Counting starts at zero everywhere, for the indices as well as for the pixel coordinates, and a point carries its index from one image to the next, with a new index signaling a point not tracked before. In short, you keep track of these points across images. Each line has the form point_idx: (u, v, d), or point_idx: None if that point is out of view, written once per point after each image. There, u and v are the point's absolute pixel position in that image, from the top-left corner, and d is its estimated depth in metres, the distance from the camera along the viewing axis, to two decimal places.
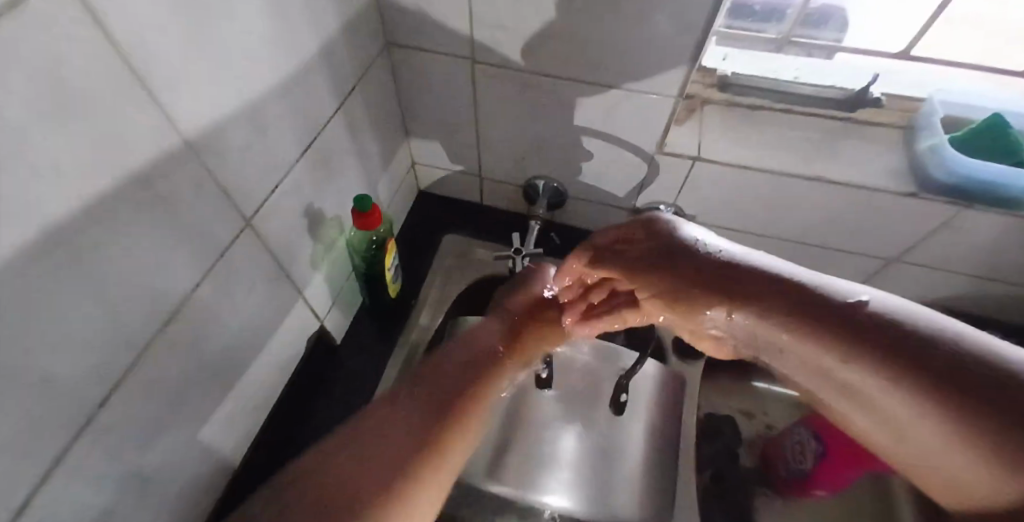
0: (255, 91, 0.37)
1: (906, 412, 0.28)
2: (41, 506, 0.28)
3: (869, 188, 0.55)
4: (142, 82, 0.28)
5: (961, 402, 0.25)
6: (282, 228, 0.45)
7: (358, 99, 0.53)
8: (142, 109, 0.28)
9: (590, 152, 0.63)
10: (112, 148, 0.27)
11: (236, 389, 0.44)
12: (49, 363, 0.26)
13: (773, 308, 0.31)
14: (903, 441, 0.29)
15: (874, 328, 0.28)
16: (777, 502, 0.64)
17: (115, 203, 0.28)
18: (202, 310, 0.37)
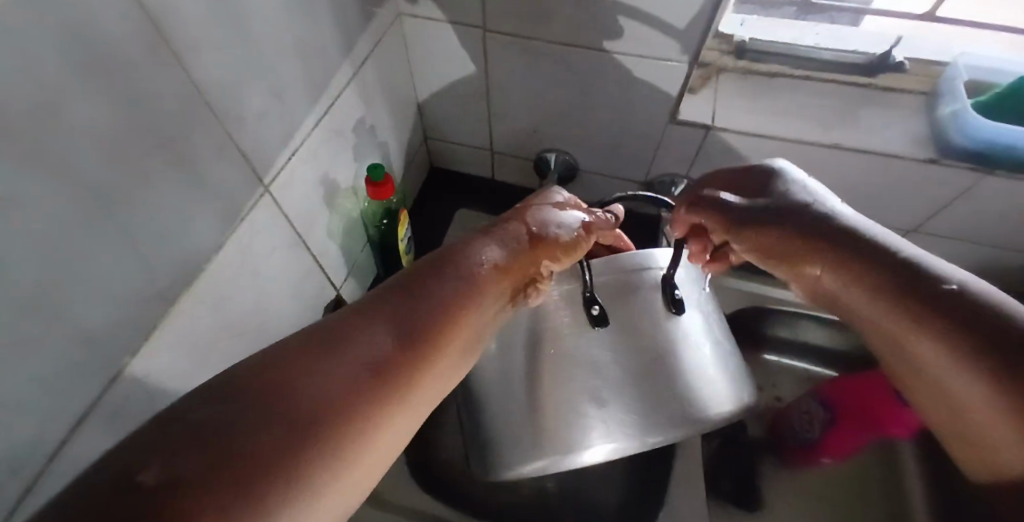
0: (272, 57, 0.38)
1: (955, 385, 0.27)
2: (81, 445, 0.30)
3: (887, 155, 0.54)
4: (165, 44, 0.29)
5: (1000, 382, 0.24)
6: (300, 196, 0.46)
7: (371, 69, 0.54)
8: (165, 70, 0.29)
9: (602, 122, 0.62)
10: (138, 108, 0.28)
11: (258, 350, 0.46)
12: (87, 312, 0.28)
13: (854, 268, 0.31)
14: (948, 411, 0.29)
15: (944, 304, 0.27)
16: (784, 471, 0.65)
17: (142, 162, 0.29)
18: (224, 271, 0.39)
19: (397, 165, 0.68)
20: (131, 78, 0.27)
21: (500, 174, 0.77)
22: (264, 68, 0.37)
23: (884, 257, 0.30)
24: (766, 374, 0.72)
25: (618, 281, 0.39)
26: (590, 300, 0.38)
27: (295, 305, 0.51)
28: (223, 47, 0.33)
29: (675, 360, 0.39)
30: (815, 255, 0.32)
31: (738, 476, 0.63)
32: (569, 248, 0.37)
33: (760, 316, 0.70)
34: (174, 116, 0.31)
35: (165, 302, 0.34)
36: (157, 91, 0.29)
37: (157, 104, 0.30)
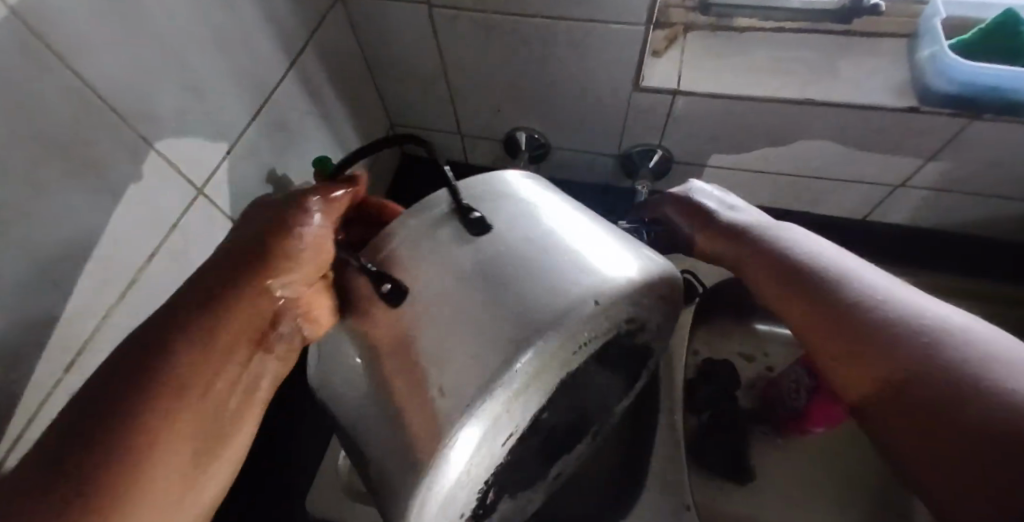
0: (185, 54, 0.36)
1: (897, 362, 0.29)
2: None
3: (860, 107, 0.51)
4: (51, 49, 0.27)
5: (948, 367, 0.28)
6: (236, 195, 0.46)
7: (312, 57, 0.51)
8: (54, 77, 0.28)
9: (562, 96, 0.59)
10: (26, 119, 0.27)
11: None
12: None
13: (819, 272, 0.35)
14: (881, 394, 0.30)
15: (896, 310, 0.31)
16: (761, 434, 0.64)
17: (44, 174, 0.29)
18: (159, 277, 0.39)
19: (358, 156, 0.66)
20: (16, 90, 0.26)
21: (472, 157, 0.75)
22: (177, 65, 0.36)
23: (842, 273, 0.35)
24: (756, 343, 0.70)
25: (410, 230, 0.30)
26: (378, 272, 0.29)
27: None
28: (125, 47, 0.32)
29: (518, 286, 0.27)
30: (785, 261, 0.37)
31: (730, 449, 0.61)
32: (297, 257, 0.30)
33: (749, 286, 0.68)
34: (76, 123, 0.30)
35: (95, 318, 0.35)
36: (45, 102, 0.28)
37: (53, 114, 0.28)
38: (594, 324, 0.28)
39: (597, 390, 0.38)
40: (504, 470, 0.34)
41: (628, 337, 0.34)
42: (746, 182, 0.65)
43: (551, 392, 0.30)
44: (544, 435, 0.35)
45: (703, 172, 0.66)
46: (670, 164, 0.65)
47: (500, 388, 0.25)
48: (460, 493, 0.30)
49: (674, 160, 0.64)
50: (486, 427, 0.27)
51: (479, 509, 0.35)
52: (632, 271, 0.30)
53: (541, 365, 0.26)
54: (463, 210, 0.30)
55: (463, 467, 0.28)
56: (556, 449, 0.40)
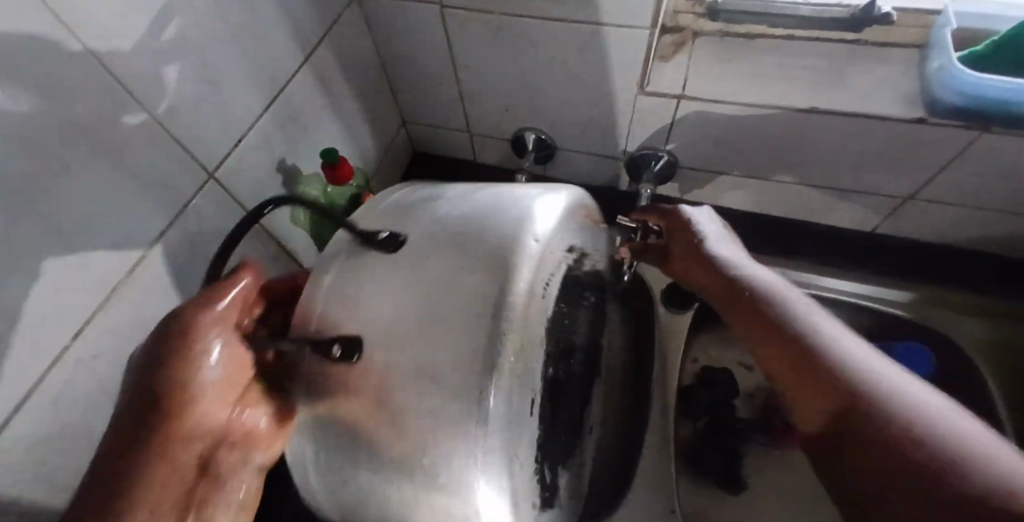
0: (201, 44, 0.39)
1: (854, 398, 0.27)
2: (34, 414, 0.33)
3: (863, 116, 0.51)
4: (73, 34, 0.29)
5: (904, 413, 0.25)
6: (247, 182, 0.48)
7: (325, 53, 0.53)
8: (76, 59, 0.30)
9: (569, 98, 0.60)
10: (50, 99, 0.29)
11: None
12: (26, 298, 0.30)
13: (787, 306, 0.34)
14: (835, 431, 0.27)
15: (859, 354, 0.30)
16: (757, 443, 0.64)
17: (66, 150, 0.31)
18: (171, 255, 0.41)
19: (369, 150, 0.68)
20: (40, 69, 0.28)
21: (481, 155, 0.76)
22: (195, 55, 0.38)
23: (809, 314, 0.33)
24: None
25: (333, 275, 0.33)
26: (325, 341, 0.28)
27: None
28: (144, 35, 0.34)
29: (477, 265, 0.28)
30: (754, 289, 0.36)
31: (725, 457, 0.63)
32: (219, 380, 0.30)
33: None
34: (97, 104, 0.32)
35: (105, 288, 0.36)
36: (66, 85, 0.30)
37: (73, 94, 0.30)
38: (546, 259, 0.29)
39: (581, 340, 0.40)
40: (547, 447, 0.35)
41: (581, 272, 0.37)
42: (751, 189, 0.65)
43: (545, 343, 0.30)
44: (559, 401, 0.37)
45: (708, 178, 0.66)
46: (675, 169, 0.65)
47: (502, 357, 0.25)
48: (520, 473, 0.30)
49: (679, 165, 0.65)
50: (512, 400, 0.27)
51: (545, 493, 0.36)
52: (543, 205, 0.31)
53: (529, 316, 0.27)
54: (364, 238, 0.32)
55: (507, 447, 0.27)
56: (574, 421, 0.41)
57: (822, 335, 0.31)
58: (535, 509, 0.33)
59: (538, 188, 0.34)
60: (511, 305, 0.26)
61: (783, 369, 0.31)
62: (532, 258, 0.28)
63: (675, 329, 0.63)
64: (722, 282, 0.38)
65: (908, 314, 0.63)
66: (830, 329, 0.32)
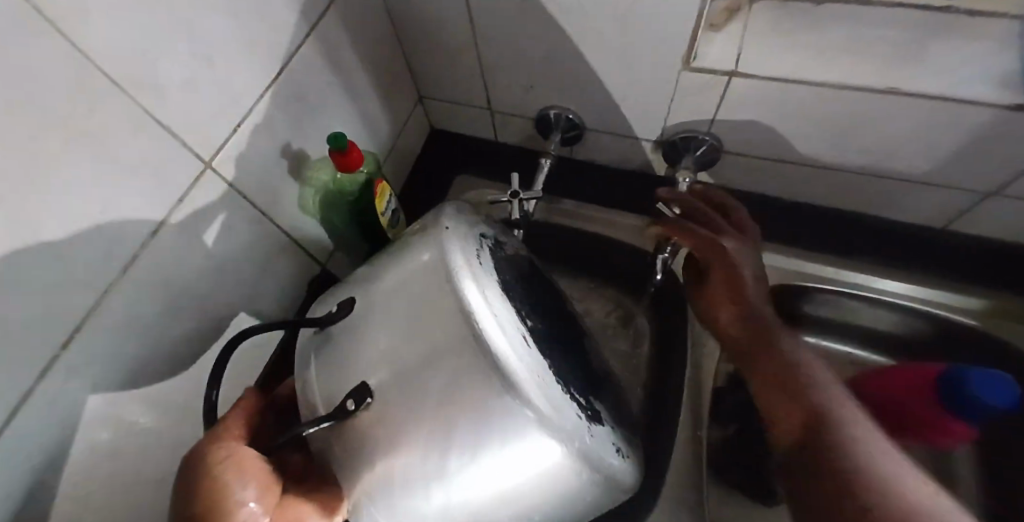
0: (190, 15, 0.33)
1: (838, 462, 0.33)
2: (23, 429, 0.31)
3: (957, 102, 0.43)
4: (43, 13, 0.25)
5: (870, 484, 0.31)
6: (252, 170, 0.44)
7: (333, 22, 0.48)
8: (45, 41, 0.26)
9: (602, 75, 0.54)
10: (19, 91, 0.25)
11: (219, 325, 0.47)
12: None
13: (806, 368, 0.40)
14: (814, 483, 0.34)
15: (850, 421, 0.36)
16: None
17: (42, 148, 0.27)
18: (168, 253, 0.38)
19: (383, 129, 0.63)
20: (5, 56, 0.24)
21: (502, 134, 0.70)
22: (187, 29, 0.34)
23: (821, 377, 0.39)
24: None
25: (313, 371, 0.34)
26: (336, 409, 0.30)
27: (267, 282, 0.51)
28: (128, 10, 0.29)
29: (444, 312, 0.29)
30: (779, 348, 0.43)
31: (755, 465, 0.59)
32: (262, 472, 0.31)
33: (804, 292, 0.63)
34: (75, 92, 0.28)
35: (95, 293, 0.33)
36: (35, 68, 0.26)
37: (50, 83, 0.27)
38: (468, 245, 0.33)
39: (546, 304, 0.40)
40: (566, 373, 0.34)
41: (509, 255, 0.39)
42: (801, 179, 0.58)
43: (508, 296, 0.33)
44: (556, 343, 0.36)
45: (754, 167, 0.59)
46: (718, 155, 0.58)
47: (478, 312, 0.29)
48: (552, 387, 0.30)
49: (722, 150, 0.58)
50: (513, 339, 0.29)
51: (589, 412, 0.34)
52: (439, 219, 0.35)
53: (481, 282, 0.31)
54: (317, 321, 0.35)
55: (531, 369, 0.29)
56: (587, 372, 0.39)
57: (822, 398, 0.37)
58: (583, 421, 0.32)
59: (427, 214, 0.37)
60: (463, 276, 0.30)
61: (787, 419, 0.38)
62: (453, 255, 0.32)
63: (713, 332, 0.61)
64: (754, 337, 0.45)
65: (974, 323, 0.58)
66: (834, 391, 0.38)
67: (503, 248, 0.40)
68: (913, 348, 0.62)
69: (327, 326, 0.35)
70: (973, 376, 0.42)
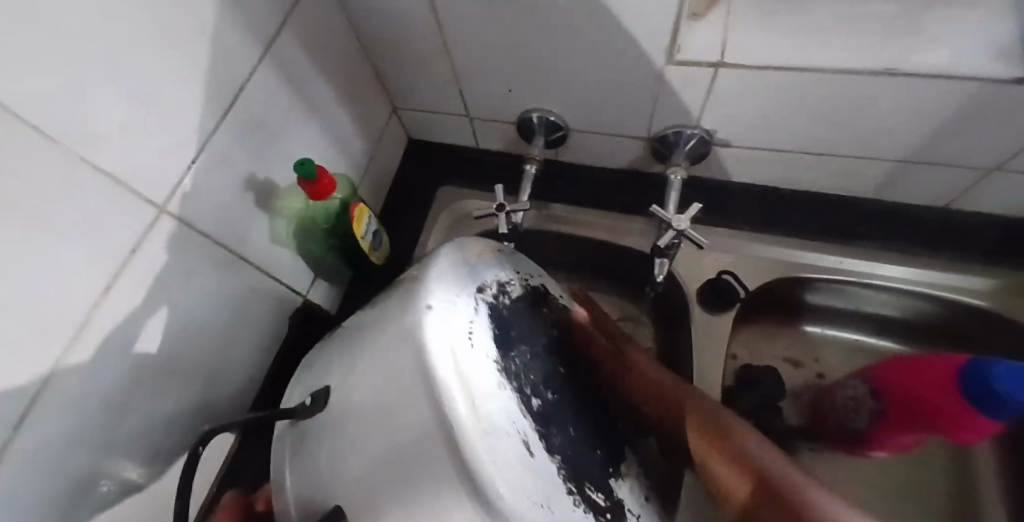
0: (125, 48, 0.29)
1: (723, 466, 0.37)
2: None
3: (965, 79, 0.40)
4: None
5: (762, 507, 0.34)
6: (212, 209, 0.40)
7: (292, 39, 0.44)
8: None
9: (582, 73, 0.50)
10: None
11: (195, 374, 0.43)
12: None
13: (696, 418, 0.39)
14: None
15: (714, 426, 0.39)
16: (807, 448, 0.59)
17: None
18: (124, 314, 0.34)
19: (356, 147, 0.60)
20: None
21: (483, 140, 0.67)
22: (118, 66, 0.29)
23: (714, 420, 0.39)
24: (808, 348, 0.65)
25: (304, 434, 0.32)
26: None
27: (243, 325, 0.48)
28: (47, 48, 0.25)
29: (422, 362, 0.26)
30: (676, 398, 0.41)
31: None
32: None
33: (805, 284, 0.60)
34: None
35: (47, 367, 0.29)
36: None
37: None
38: (458, 319, 0.28)
39: (558, 349, 0.35)
40: (573, 460, 0.30)
41: (513, 301, 0.34)
42: (797, 167, 0.56)
43: (499, 354, 0.29)
44: (566, 413, 0.32)
45: (746, 159, 0.57)
46: (708, 148, 0.56)
47: (470, 438, 0.24)
48: (563, 512, 0.26)
49: (713, 143, 0.55)
50: (516, 469, 0.25)
51: (609, 514, 0.29)
52: (426, 273, 0.31)
53: (450, 329, 0.27)
54: (292, 411, 0.30)
55: (542, 504, 0.25)
56: (608, 430, 0.35)
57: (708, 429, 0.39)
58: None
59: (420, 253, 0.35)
60: (434, 324, 0.27)
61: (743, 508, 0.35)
62: (438, 347, 0.26)
63: (717, 332, 0.59)
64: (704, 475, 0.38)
65: (989, 304, 0.55)
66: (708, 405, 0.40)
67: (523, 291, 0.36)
68: (919, 326, 0.61)
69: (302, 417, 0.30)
70: (996, 370, 0.40)
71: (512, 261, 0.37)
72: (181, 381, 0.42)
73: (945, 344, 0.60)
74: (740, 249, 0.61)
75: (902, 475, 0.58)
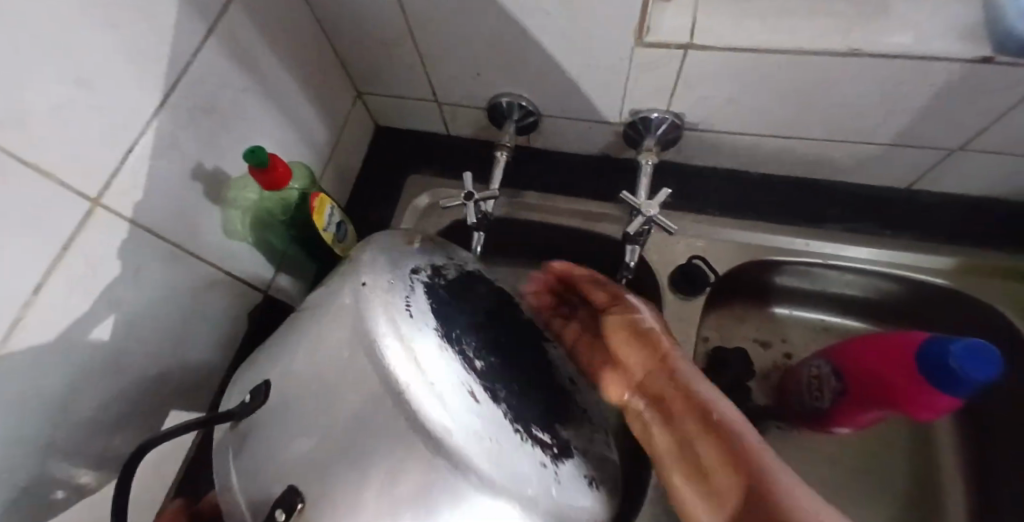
0: (54, 30, 0.27)
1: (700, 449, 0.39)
2: None
3: (930, 60, 0.40)
4: None
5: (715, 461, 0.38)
6: (157, 201, 0.38)
7: (242, 20, 0.42)
8: None
9: (551, 55, 0.49)
10: None
11: (146, 375, 0.41)
12: None
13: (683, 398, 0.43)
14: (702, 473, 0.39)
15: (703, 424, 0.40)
16: (775, 427, 0.60)
17: None
18: (60, 316, 0.32)
19: (317, 133, 0.57)
20: None
21: (453, 127, 0.66)
22: (50, 48, 0.27)
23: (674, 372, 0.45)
24: (777, 330, 0.65)
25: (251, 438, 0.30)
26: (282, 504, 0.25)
27: (197, 322, 0.45)
28: None
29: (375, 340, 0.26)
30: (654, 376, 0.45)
31: None
32: None
33: (774, 267, 0.61)
34: None
35: None
36: None
37: None
38: (394, 292, 0.29)
39: (497, 317, 0.37)
40: (520, 410, 0.31)
41: (449, 282, 0.35)
42: (766, 151, 0.56)
43: (438, 320, 0.30)
44: (510, 372, 0.33)
45: (716, 143, 0.56)
46: (679, 132, 0.55)
47: (412, 386, 0.24)
48: (512, 448, 0.27)
49: (684, 127, 0.55)
50: (463, 413, 0.25)
51: (556, 449, 0.31)
52: (360, 260, 0.31)
53: (383, 302, 0.27)
54: (221, 415, 0.29)
55: (488, 436, 0.25)
56: (550, 390, 0.37)
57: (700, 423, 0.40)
58: (549, 467, 0.29)
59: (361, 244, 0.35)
60: (372, 300, 0.28)
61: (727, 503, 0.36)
62: (376, 320, 0.26)
63: (689, 316, 0.59)
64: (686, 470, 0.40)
65: (949, 283, 0.56)
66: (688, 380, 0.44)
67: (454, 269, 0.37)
68: (882, 306, 0.62)
69: (240, 414, 0.29)
70: (955, 347, 0.41)
71: (442, 250, 0.38)
72: (132, 383, 0.40)
73: (905, 321, 0.62)
74: (713, 235, 0.61)
75: (867, 451, 0.60)
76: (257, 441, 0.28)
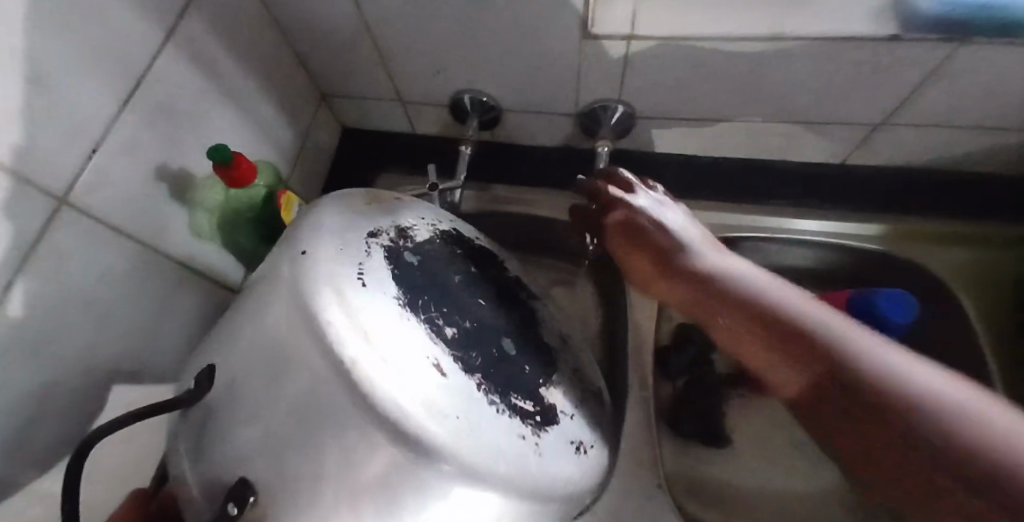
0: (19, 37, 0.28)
1: None
2: None
3: (843, 41, 0.44)
4: None
5: None
6: (118, 200, 0.38)
7: (200, 25, 0.43)
8: None
9: (503, 50, 0.52)
10: None
11: (116, 374, 0.42)
12: None
13: None
14: None
15: None
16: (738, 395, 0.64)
17: None
18: (28, 314, 0.32)
19: (281, 135, 0.58)
20: None
21: (417, 125, 0.68)
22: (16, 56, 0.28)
23: None
24: None
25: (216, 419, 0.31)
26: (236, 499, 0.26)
27: (166, 322, 0.46)
28: None
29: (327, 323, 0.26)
30: None
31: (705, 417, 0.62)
32: None
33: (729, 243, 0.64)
34: None
35: None
36: None
37: None
38: (345, 259, 0.31)
39: (467, 279, 0.39)
40: (495, 377, 0.33)
41: (415, 245, 0.37)
42: (711, 134, 0.60)
43: (400, 284, 0.32)
44: (484, 336, 0.35)
45: (665, 128, 0.60)
46: (631, 120, 0.59)
47: (363, 366, 0.25)
48: (482, 420, 0.28)
49: (635, 115, 0.58)
50: (425, 387, 0.27)
51: (538, 417, 0.33)
52: (309, 223, 0.33)
53: (331, 272, 0.29)
54: (173, 403, 0.30)
55: (456, 415, 0.27)
56: (531, 344, 0.39)
57: None
58: (528, 437, 0.31)
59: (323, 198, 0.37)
60: (324, 268, 0.29)
61: None
62: (323, 290, 0.28)
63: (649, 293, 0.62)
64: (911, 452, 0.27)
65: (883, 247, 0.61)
66: None
67: (420, 233, 0.39)
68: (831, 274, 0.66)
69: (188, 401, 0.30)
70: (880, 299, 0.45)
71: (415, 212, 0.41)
72: (103, 381, 0.40)
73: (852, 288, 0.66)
74: None
75: None
76: (224, 416, 0.29)
